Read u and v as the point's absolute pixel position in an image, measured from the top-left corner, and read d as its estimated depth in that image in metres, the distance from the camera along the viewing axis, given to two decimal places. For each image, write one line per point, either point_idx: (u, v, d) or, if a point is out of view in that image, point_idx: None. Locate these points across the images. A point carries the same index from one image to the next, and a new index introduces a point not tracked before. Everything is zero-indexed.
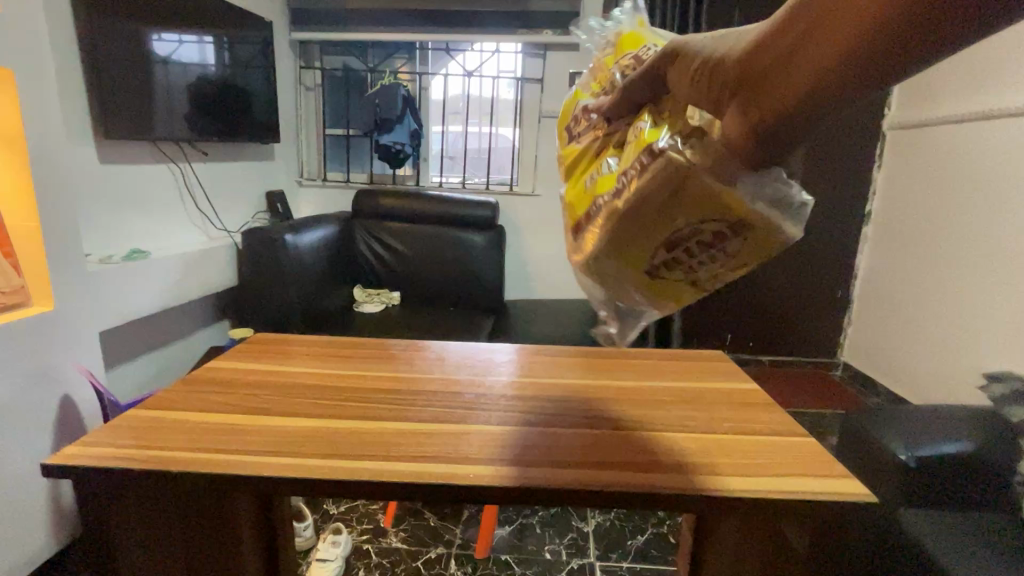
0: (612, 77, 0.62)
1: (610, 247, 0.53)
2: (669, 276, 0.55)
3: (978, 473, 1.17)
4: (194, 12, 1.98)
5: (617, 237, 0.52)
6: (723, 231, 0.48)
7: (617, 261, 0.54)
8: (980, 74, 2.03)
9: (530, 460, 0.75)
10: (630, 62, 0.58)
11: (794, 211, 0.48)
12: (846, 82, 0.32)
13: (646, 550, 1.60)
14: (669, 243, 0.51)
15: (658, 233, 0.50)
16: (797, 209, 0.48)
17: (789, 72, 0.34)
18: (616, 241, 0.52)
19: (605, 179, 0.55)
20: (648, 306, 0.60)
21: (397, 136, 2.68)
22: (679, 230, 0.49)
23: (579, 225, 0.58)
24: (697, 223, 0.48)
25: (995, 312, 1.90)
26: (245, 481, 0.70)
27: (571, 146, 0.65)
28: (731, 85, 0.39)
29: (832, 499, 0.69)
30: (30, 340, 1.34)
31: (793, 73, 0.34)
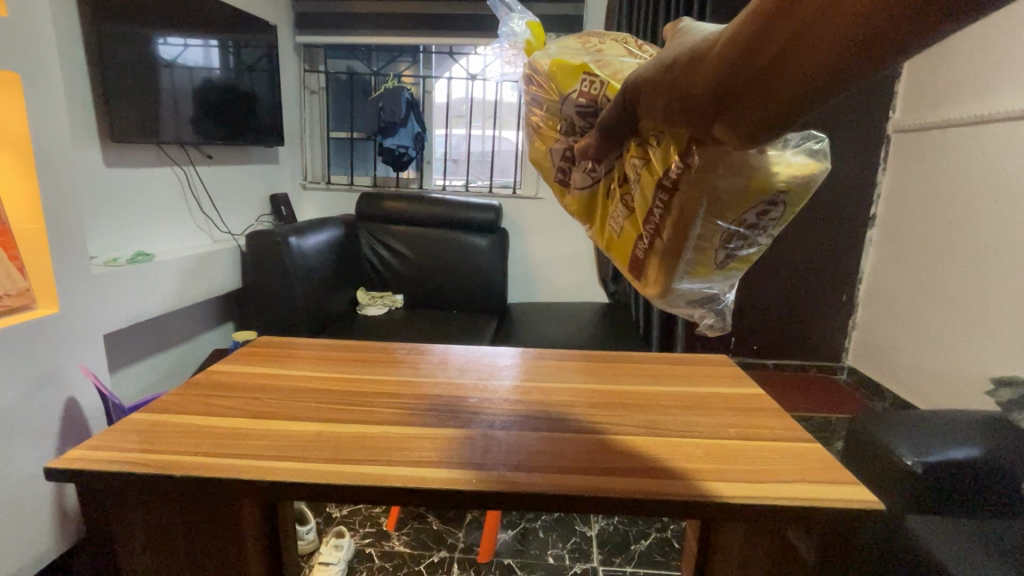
0: (564, 115, 0.61)
1: (678, 270, 0.54)
2: (737, 265, 0.55)
3: (986, 478, 1.16)
4: (201, 17, 1.99)
5: (681, 261, 0.53)
6: (766, 208, 0.50)
7: (690, 275, 0.55)
8: (986, 77, 2.02)
9: (534, 466, 0.75)
10: (583, 99, 0.57)
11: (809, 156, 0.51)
12: (826, 89, 0.31)
13: (650, 554, 1.59)
14: (727, 239, 0.52)
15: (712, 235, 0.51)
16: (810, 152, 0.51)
17: (766, 91, 0.33)
18: (683, 263, 0.53)
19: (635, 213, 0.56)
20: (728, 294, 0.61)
21: (401, 139, 2.69)
22: (731, 227, 0.51)
23: (634, 263, 0.58)
24: (742, 213, 0.50)
25: (1003, 315, 1.88)
26: (249, 486, 0.69)
27: (570, 197, 0.64)
28: (708, 112, 0.38)
29: (840, 506, 0.68)
30: (35, 344, 1.34)
31: (775, 84, 0.33)
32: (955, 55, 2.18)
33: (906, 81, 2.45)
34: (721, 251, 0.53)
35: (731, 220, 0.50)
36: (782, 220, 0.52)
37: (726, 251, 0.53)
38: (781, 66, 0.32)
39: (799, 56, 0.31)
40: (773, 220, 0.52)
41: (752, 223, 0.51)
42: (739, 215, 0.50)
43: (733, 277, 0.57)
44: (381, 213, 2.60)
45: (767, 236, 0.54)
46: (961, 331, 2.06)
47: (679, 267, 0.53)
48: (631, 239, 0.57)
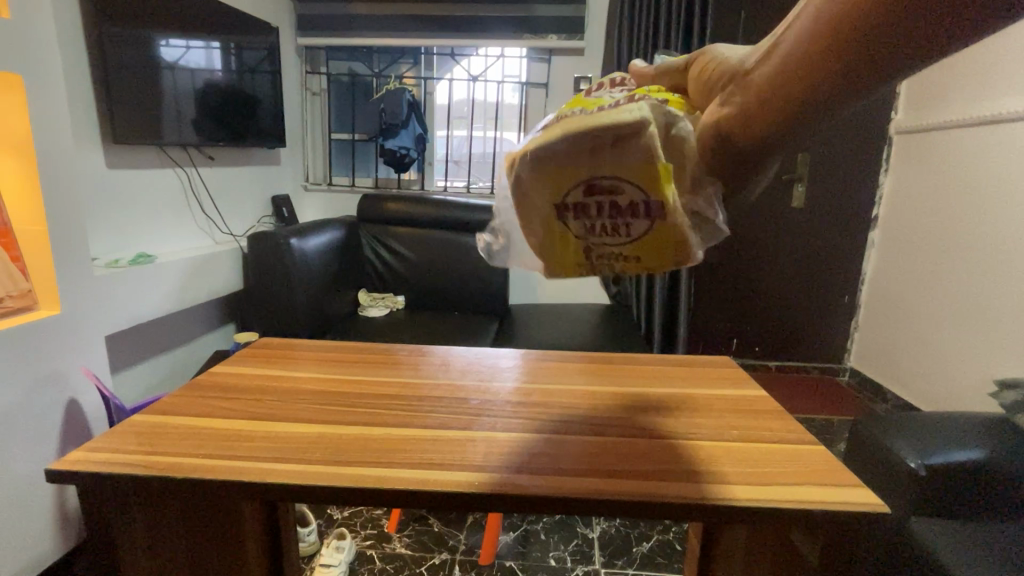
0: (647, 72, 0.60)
1: (535, 165, 0.46)
2: (569, 223, 0.49)
3: (991, 481, 1.15)
4: (203, 19, 2.00)
5: (547, 156, 0.45)
6: (643, 204, 0.46)
7: (533, 174, 0.47)
8: (988, 78, 2.01)
9: (536, 468, 0.74)
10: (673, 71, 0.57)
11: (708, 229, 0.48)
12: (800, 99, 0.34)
13: (652, 557, 1.59)
14: (588, 185, 0.46)
15: (587, 166, 0.45)
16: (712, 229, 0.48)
17: (761, 80, 0.37)
18: (547, 157, 0.45)
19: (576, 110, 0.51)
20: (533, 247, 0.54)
21: (403, 140, 2.69)
22: (607, 179, 0.45)
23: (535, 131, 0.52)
24: (623, 180, 0.45)
25: (1006, 316, 1.87)
26: (250, 489, 0.69)
27: None
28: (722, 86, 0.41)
29: (845, 509, 0.68)
30: (36, 345, 1.34)
31: (770, 74, 0.36)
32: (957, 56, 2.18)
33: (909, 83, 2.45)
34: (575, 193, 0.47)
35: (609, 174, 0.45)
36: (632, 241, 0.48)
37: (577, 195, 0.47)
38: (781, 64, 0.35)
39: (794, 56, 0.34)
40: (629, 224, 0.47)
41: (616, 201, 0.46)
42: (622, 174, 0.45)
43: (550, 238, 0.51)
44: (382, 215, 2.61)
45: (607, 239, 0.49)
46: (963, 333, 2.06)
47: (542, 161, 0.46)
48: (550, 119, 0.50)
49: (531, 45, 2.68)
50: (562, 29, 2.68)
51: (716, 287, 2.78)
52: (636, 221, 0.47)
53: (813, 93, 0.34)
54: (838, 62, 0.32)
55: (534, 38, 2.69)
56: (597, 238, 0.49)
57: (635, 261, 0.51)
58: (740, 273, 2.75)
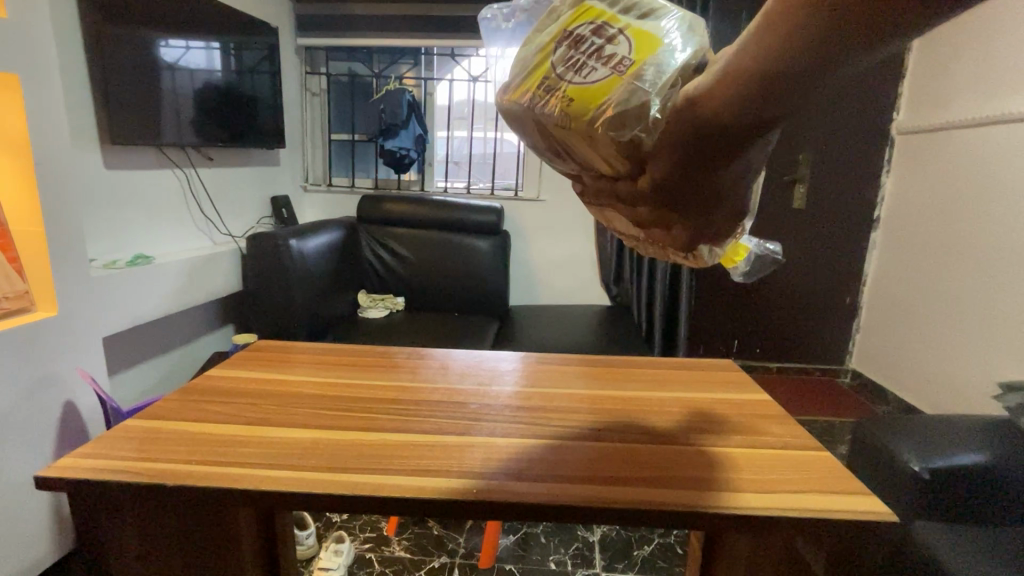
0: None
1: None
2: (557, 39, 0.44)
3: (994, 484, 1.14)
4: (203, 20, 1.99)
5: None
6: (620, 59, 0.41)
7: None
8: (992, 78, 2.00)
9: (535, 475, 0.73)
10: None
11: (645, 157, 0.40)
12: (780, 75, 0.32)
13: (654, 560, 1.57)
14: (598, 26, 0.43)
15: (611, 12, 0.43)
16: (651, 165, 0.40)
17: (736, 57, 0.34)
18: None
19: None
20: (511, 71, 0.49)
21: (402, 141, 2.68)
22: (612, 29, 0.42)
23: None
24: (624, 34, 0.42)
25: (1009, 318, 1.86)
26: (243, 496, 0.68)
27: None
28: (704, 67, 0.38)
29: (848, 517, 0.67)
30: (33, 348, 1.33)
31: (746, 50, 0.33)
32: (958, 57, 2.17)
33: (910, 83, 2.44)
34: (583, 28, 0.43)
35: (618, 23, 0.42)
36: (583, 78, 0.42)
37: (587, 20, 0.43)
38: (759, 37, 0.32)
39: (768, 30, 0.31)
40: (595, 66, 0.42)
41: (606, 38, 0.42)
42: (626, 28, 0.42)
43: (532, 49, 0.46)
44: (382, 215, 2.60)
45: (562, 72, 0.43)
46: (964, 335, 2.05)
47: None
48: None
49: None
50: None
51: (717, 288, 2.77)
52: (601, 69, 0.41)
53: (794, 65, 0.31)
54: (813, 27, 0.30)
55: None
56: (563, 66, 0.43)
57: (562, 114, 0.42)
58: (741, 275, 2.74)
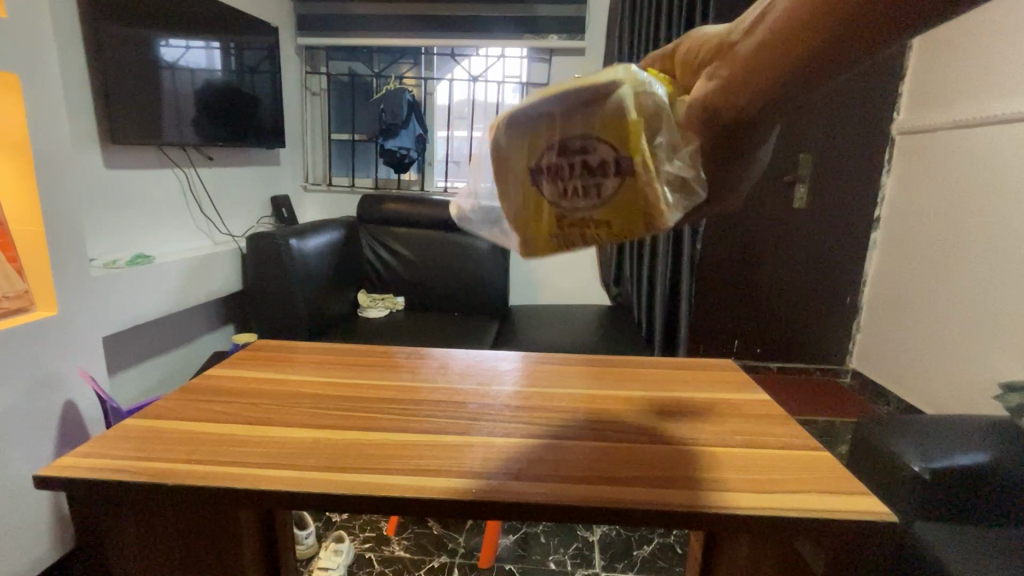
0: None
1: (512, 134, 0.49)
2: (543, 192, 0.50)
3: (995, 485, 1.14)
4: (204, 19, 1.99)
5: (525, 122, 0.48)
6: (612, 162, 0.47)
7: (512, 136, 0.49)
8: (992, 79, 2.00)
9: (535, 474, 0.73)
10: None
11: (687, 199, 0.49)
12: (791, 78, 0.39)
13: (653, 561, 1.57)
14: (561, 145, 0.48)
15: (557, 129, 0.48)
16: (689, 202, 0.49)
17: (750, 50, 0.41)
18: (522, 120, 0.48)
19: None
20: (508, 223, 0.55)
21: (403, 140, 2.68)
22: (579, 140, 0.47)
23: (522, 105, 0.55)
24: (594, 138, 0.47)
25: (1010, 318, 1.86)
26: (243, 495, 0.68)
27: None
28: (709, 57, 0.45)
29: (847, 518, 0.67)
30: (33, 348, 1.33)
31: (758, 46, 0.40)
32: (958, 57, 2.17)
33: (911, 83, 2.44)
34: (549, 157, 0.49)
35: (581, 131, 0.47)
36: (605, 210, 0.49)
37: (551, 157, 0.49)
38: (772, 40, 0.39)
39: (782, 37, 0.39)
40: (604, 196, 0.48)
41: (588, 159, 0.48)
42: (593, 129, 0.46)
43: (525, 213, 0.52)
44: (382, 215, 2.60)
45: (577, 200, 0.49)
46: (964, 335, 2.05)
47: (520, 123, 0.49)
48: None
49: (532, 45, 2.67)
50: (564, 30, 2.66)
51: (717, 288, 2.76)
52: (605, 180, 0.48)
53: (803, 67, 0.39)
54: (815, 40, 0.37)
55: (535, 38, 2.67)
56: (569, 201, 0.49)
57: (606, 229, 0.50)
58: (741, 275, 2.73)
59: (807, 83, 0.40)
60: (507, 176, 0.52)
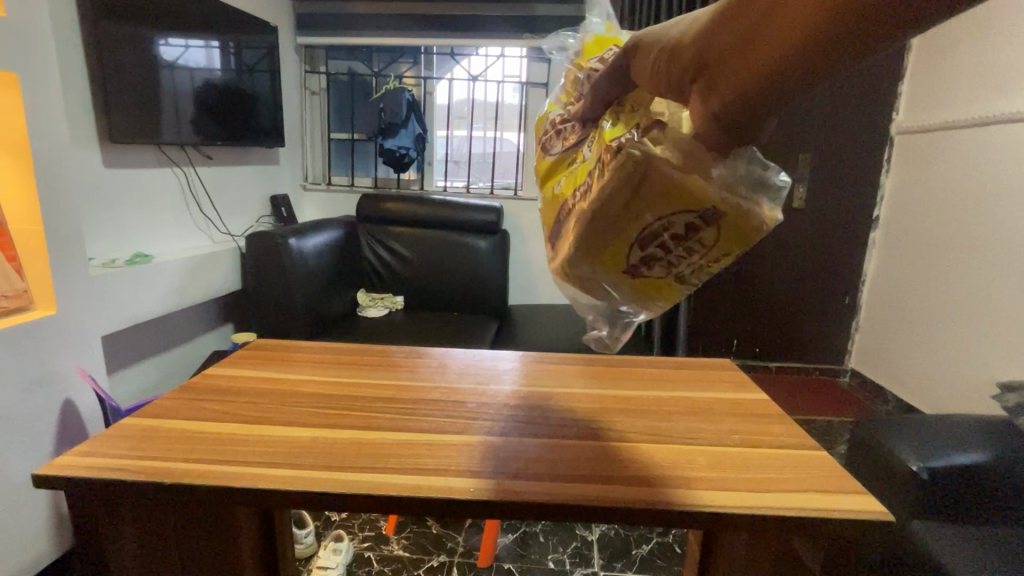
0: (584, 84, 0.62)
1: (587, 256, 0.51)
2: (651, 275, 0.53)
3: (993, 484, 1.14)
4: (203, 18, 1.99)
5: (593, 244, 0.49)
6: (695, 220, 0.47)
7: (592, 262, 0.51)
8: (990, 79, 2.00)
9: (533, 474, 0.73)
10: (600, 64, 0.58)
11: (772, 191, 0.47)
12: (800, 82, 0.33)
13: (652, 560, 1.57)
14: (642, 238, 0.49)
15: (626, 230, 0.48)
16: (776, 190, 0.47)
17: (743, 62, 0.34)
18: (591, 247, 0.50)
19: (577, 174, 0.54)
20: (636, 308, 0.58)
21: (402, 140, 2.68)
22: (655, 224, 0.47)
23: (560, 219, 0.55)
24: (664, 216, 0.47)
25: (1009, 318, 1.86)
26: (240, 495, 0.68)
27: (545, 157, 0.63)
28: (691, 73, 0.38)
29: (844, 517, 0.67)
30: (31, 346, 1.33)
31: (750, 58, 0.34)
32: (957, 57, 2.17)
33: (910, 83, 2.45)
34: (636, 253, 0.50)
35: (651, 217, 0.47)
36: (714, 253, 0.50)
37: (643, 250, 0.50)
38: (765, 52, 0.33)
39: (774, 48, 0.32)
40: (706, 247, 0.49)
41: (674, 231, 0.48)
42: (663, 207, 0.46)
43: (647, 293, 0.55)
44: (382, 215, 2.60)
45: (692, 256, 0.50)
46: (963, 334, 2.05)
47: (589, 249, 0.50)
48: (561, 207, 0.56)
49: (531, 44, 2.67)
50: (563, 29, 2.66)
51: (716, 287, 2.77)
52: (701, 233, 0.48)
53: (807, 70, 0.32)
54: (819, 40, 0.30)
55: (535, 37, 2.67)
56: (682, 264, 0.51)
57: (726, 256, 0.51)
58: (740, 274, 2.74)
59: (833, 73, 0.33)
60: (608, 284, 0.54)
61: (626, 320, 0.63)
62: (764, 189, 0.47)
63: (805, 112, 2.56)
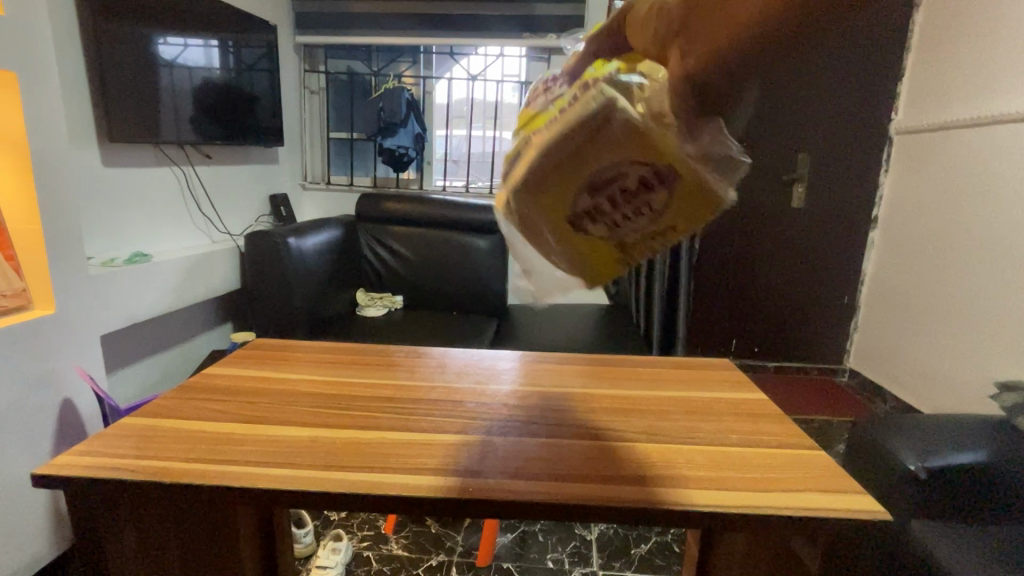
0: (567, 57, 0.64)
1: (533, 199, 0.46)
2: (593, 233, 0.49)
3: (990, 483, 1.14)
4: (202, 17, 1.99)
5: (542, 183, 0.45)
6: (649, 175, 0.44)
7: (537, 204, 0.47)
8: (989, 79, 2.01)
9: (533, 473, 0.73)
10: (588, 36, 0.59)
11: (726, 166, 0.47)
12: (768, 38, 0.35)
13: (650, 559, 1.58)
14: (592, 184, 0.45)
15: (580, 172, 0.45)
16: (730, 164, 0.47)
17: (724, 8, 0.36)
18: (540, 180, 0.45)
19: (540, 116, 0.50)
20: (570, 273, 0.54)
21: (401, 139, 2.70)
22: (612, 170, 0.44)
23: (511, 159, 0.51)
24: (620, 162, 0.44)
25: (1008, 318, 1.86)
26: (240, 494, 0.68)
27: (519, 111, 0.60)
28: (675, 24, 0.39)
29: (841, 516, 0.67)
30: (29, 346, 1.33)
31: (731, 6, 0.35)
32: (957, 57, 2.17)
33: (909, 83, 2.45)
34: (584, 201, 0.46)
35: (609, 160, 0.44)
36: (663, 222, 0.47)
37: (591, 199, 0.46)
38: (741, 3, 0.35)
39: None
40: (657, 212, 0.46)
41: (625, 186, 0.45)
42: (626, 153, 0.43)
43: (584, 254, 0.51)
44: (381, 214, 2.59)
45: (638, 222, 0.47)
46: (962, 334, 2.05)
47: (537, 188, 0.46)
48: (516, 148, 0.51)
49: (531, 44, 2.67)
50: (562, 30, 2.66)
51: (715, 287, 2.77)
52: (652, 194, 0.45)
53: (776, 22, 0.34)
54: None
55: (534, 37, 2.67)
56: (624, 229, 0.48)
57: (673, 230, 0.48)
58: (739, 274, 2.74)
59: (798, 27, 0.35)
60: (546, 236, 0.50)
61: (555, 288, 0.60)
62: (720, 163, 0.46)
63: (805, 112, 2.55)
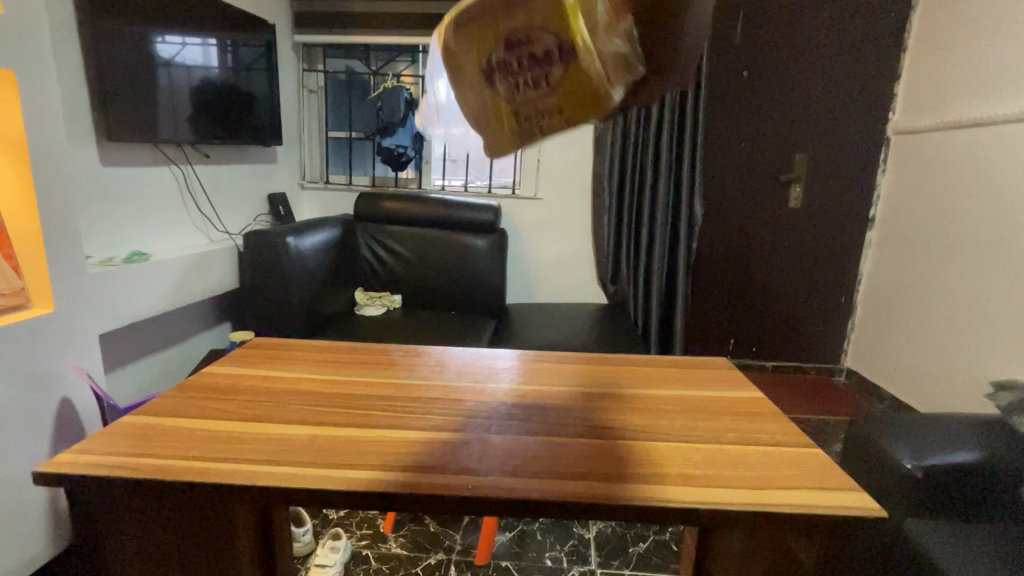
0: None
1: (460, 35, 0.47)
2: (495, 92, 0.51)
3: (985, 482, 1.15)
4: (200, 17, 1.98)
5: (469, 21, 0.47)
6: (555, 49, 0.48)
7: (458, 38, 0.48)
8: (985, 80, 2.02)
9: (531, 471, 0.74)
10: None
11: (626, 73, 0.51)
12: None
13: (648, 557, 1.59)
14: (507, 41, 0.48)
15: (500, 22, 0.47)
16: (629, 73, 0.51)
17: None
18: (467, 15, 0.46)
19: None
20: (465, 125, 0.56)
21: (400, 139, 2.75)
22: (528, 33, 0.47)
23: None
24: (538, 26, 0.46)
25: (1003, 317, 1.87)
26: (240, 492, 0.69)
27: None
28: None
29: (837, 513, 0.68)
30: (28, 345, 1.33)
31: None
32: (953, 58, 2.18)
33: (906, 84, 2.46)
34: (495, 54, 0.49)
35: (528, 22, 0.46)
36: (562, 100, 0.51)
37: (502, 56, 0.49)
38: None
39: None
40: (556, 83, 0.50)
41: (534, 51, 0.48)
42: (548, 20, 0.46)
43: (484, 116, 0.53)
44: (380, 214, 2.59)
45: (534, 93, 0.51)
46: (958, 333, 2.06)
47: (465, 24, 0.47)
48: None
49: None
50: None
51: (713, 287, 2.77)
52: (552, 71, 0.49)
53: None
54: None
55: None
56: (521, 96, 0.51)
57: (562, 119, 0.53)
58: (737, 274, 2.75)
59: None
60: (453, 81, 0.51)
61: None
62: (623, 70, 0.50)
63: (803, 112, 2.56)
